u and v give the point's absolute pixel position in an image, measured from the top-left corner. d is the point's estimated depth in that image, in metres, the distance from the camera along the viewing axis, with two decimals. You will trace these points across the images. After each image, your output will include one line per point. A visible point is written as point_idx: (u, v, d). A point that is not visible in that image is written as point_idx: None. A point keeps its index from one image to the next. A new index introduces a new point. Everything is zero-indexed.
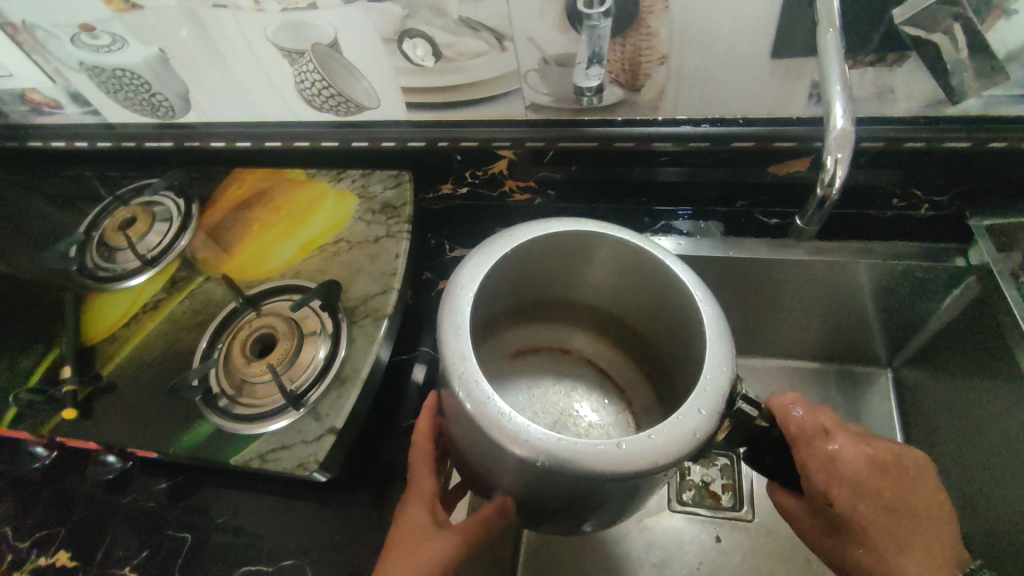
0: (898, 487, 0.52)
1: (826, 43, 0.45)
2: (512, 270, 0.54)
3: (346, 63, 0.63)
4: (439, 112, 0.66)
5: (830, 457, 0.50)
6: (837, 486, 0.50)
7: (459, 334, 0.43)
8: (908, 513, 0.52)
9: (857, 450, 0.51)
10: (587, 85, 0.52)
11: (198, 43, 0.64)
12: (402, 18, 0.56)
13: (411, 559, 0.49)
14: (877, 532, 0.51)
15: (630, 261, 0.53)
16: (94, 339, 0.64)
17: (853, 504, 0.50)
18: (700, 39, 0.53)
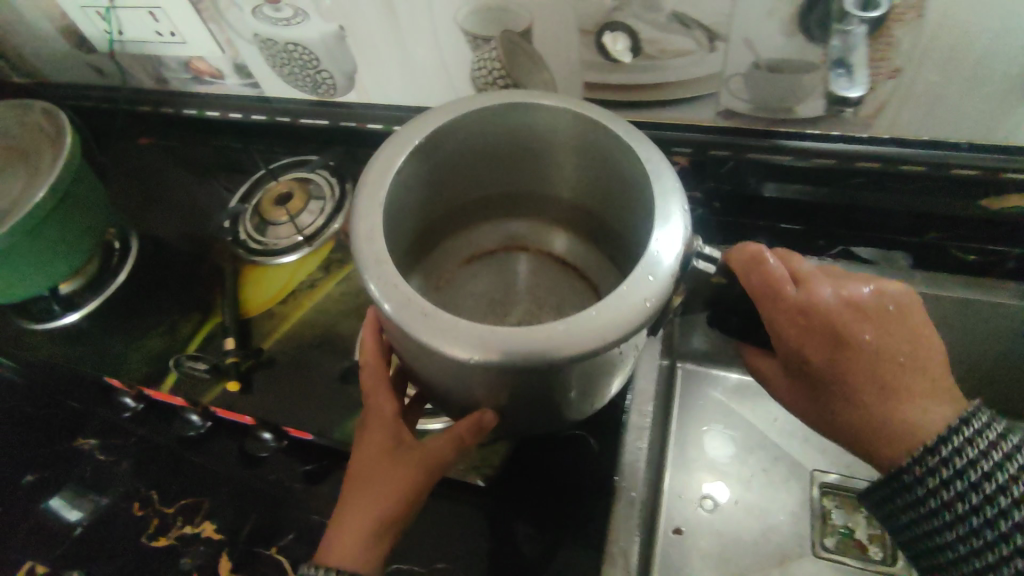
0: (879, 331, 0.48)
1: None
2: (440, 165, 0.51)
3: (532, 53, 0.60)
4: (620, 110, 0.63)
5: (800, 308, 0.49)
6: (801, 336, 0.50)
7: (369, 232, 0.40)
8: (920, 370, 0.47)
9: (831, 292, 0.50)
10: (846, 95, 0.52)
11: (378, 20, 0.62)
12: (610, 10, 0.53)
13: (373, 497, 0.46)
14: (856, 386, 0.48)
15: (586, 142, 0.49)
16: (253, 312, 0.65)
17: (821, 352, 0.49)
18: (947, 54, 0.48)
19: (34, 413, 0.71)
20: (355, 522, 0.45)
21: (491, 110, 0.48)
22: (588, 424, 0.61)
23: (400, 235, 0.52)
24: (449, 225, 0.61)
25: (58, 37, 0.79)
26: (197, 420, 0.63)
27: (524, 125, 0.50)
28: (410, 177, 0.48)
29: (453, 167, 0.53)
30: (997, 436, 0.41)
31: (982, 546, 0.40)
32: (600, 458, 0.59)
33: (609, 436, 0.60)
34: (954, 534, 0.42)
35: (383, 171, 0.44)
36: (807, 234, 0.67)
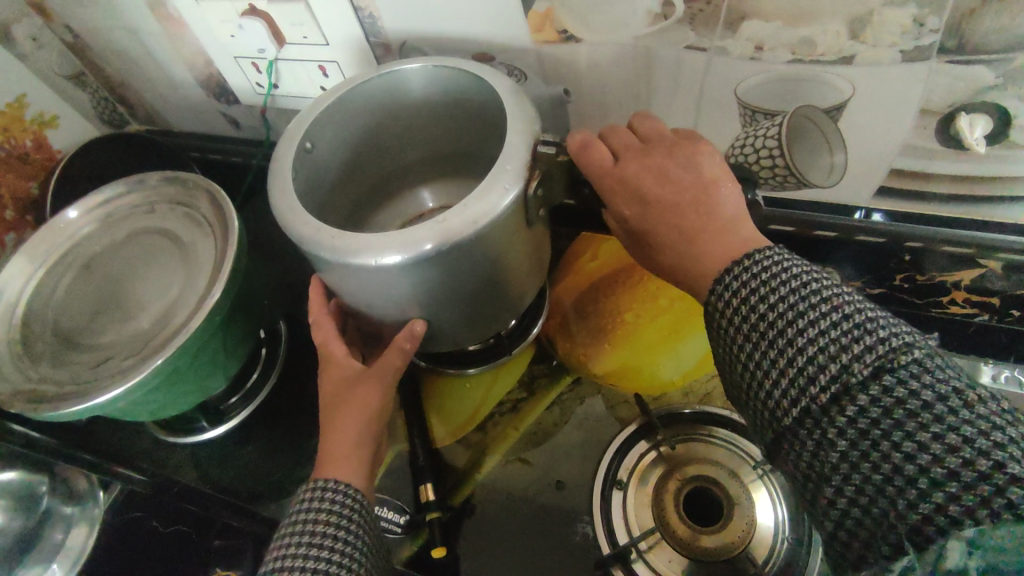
0: (702, 186, 0.37)
1: None
2: (352, 136, 0.49)
3: (830, 133, 0.46)
4: (935, 204, 0.48)
5: (621, 179, 0.38)
6: (623, 202, 0.39)
7: (278, 179, 0.42)
8: (681, 211, 0.36)
9: (699, 166, 0.38)
10: None
11: (622, 82, 0.49)
12: (988, 87, 0.39)
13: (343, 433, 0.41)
14: (673, 245, 0.36)
15: (444, 84, 0.47)
16: (442, 438, 0.51)
17: (645, 218, 0.38)
18: None
19: (159, 530, 0.54)
20: (328, 446, 0.40)
21: (374, 82, 0.46)
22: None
23: (326, 203, 0.50)
24: (384, 201, 0.57)
25: (194, 87, 0.68)
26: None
27: (401, 94, 0.48)
28: (324, 152, 0.47)
29: (372, 133, 0.51)
30: (784, 259, 0.32)
31: (800, 386, 0.29)
32: None
33: None
34: (779, 381, 0.30)
35: (290, 135, 0.44)
36: None
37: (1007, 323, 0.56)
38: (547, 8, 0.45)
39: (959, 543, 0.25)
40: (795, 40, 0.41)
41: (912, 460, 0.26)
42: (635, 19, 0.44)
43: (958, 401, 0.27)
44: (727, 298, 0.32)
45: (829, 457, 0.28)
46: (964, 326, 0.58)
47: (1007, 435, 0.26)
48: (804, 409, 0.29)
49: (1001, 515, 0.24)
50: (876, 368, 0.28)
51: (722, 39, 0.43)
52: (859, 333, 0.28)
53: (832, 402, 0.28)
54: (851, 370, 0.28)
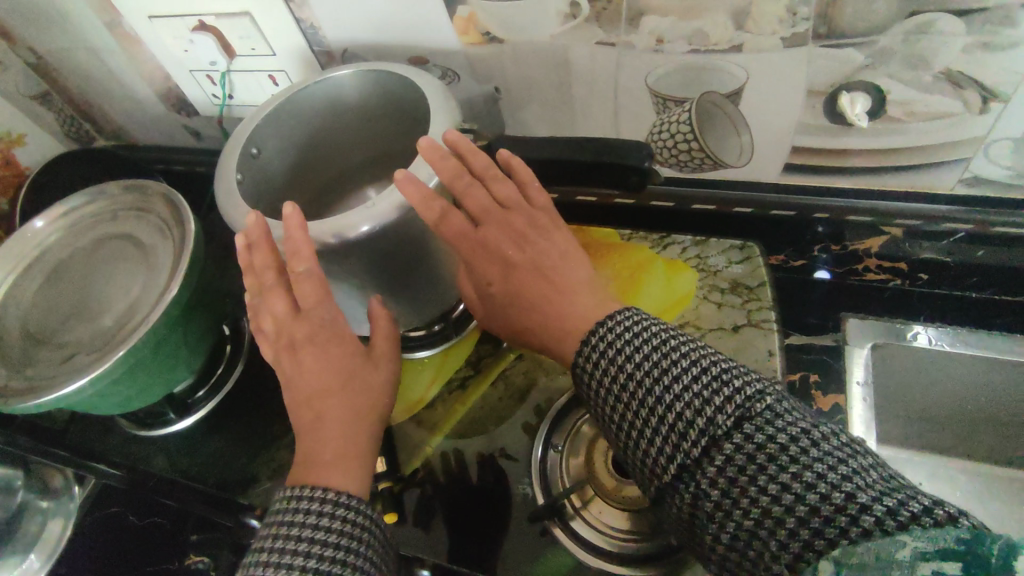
0: (561, 255, 0.48)
1: None
2: (298, 140, 0.53)
3: (734, 114, 0.51)
4: (836, 177, 0.53)
5: (482, 242, 0.47)
6: (482, 263, 0.48)
7: (224, 178, 0.46)
8: (535, 275, 0.47)
9: (548, 238, 0.48)
10: None
11: (546, 79, 0.53)
12: (860, 67, 0.44)
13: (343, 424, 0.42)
14: (532, 298, 0.46)
15: (376, 88, 0.51)
16: (396, 417, 0.55)
17: (507, 275, 0.48)
18: None
19: (136, 524, 0.57)
20: (329, 441, 0.41)
21: (314, 89, 0.50)
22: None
23: (276, 202, 0.54)
24: (337, 200, 0.61)
25: (156, 102, 0.71)
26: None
27: (341, 98, 0.52)
28: (270, 155, 0.51)
29: (313, 137, 0.54)
30: (653, 328, 0.39)
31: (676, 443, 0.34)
32: None
33: None
34: (660, 436, 0.35)
35: (234, 140, 0.48)
36: None
37: (916, 286, 0.61)
38: (469, 13, 0.49)
39: (829, 566, 0.28)
40: (690, 32, 0.45)
41: (774, 496, 0.31)
42: (548, 19, 0.48)
43: (805, 443, 0.32)
44: (611, 364, 0.38)
45: (709, 504, 0.33)
46: (881, 291, 0.62)
47: (848, 466, 0.30)
48: (682, 462, 0.34)
49: (859, 540, 0.28)
50: (737, 418, 0.33)
51: (626, 35, 0.47)
52: (718, 387, 0.34)
53: (704, 453, 0.33)
54: (716, 422, 0.33)
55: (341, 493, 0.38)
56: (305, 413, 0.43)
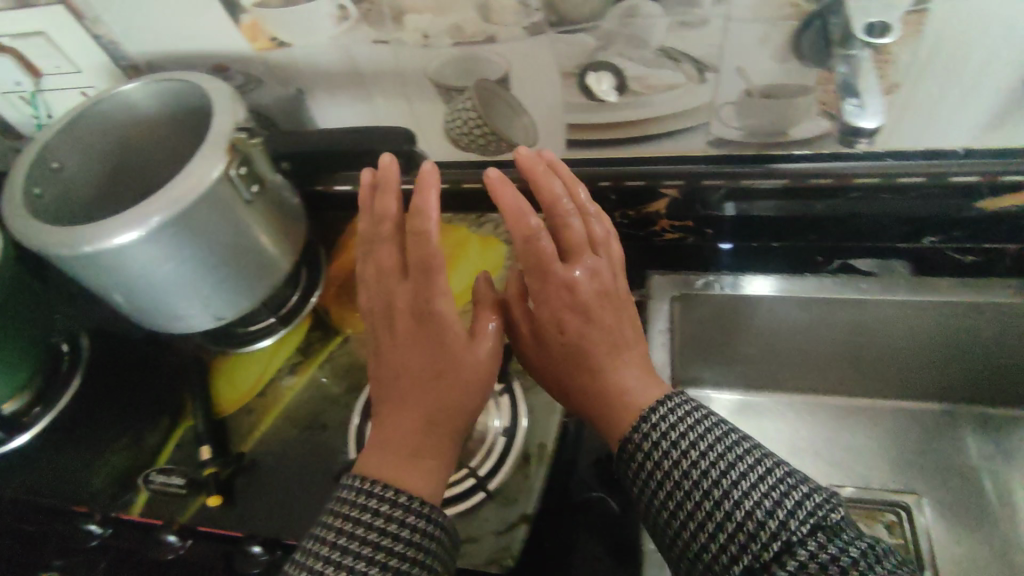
0: (614, 315, 0.47)
1: None
2: (103, 152, 0.55)
3: (510, 99, 0.57)
4: (609, 148, 0.60)
5: (563, 282, 0.46)
6: (562, 309, 0.47)
7: (12, 193, 0.48)
8: (597, 328, 0.46)
9: (611, 288, 0.48)
10: (861, 124, 0.43)
11: (342, 79, 0.58)
12: (594, 49, 0.50)
13: (416, 407, 0.43)
14: (588, 354, 0.46)
15: (170, 97, 0.53)
16: (227, 408, 0.59)
17: (583, 329, 0.46)
18: (947, 65, 0.47)
19: None
20: (406, 418, 0.43)
21: (107, 102, 0.53)
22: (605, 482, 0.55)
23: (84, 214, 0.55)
24: None
25: None
26: (262, 551, 0.50)
27: (138, 110, 0.54)
28: (73, 168, 0.53)
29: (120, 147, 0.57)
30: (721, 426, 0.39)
31: (728, 538, 0.34)
32: None
33: None
34: (722, 532, 0.35)
35: (24, 155, 0.50)
36: (799, 252, 0.67)
37: (705, 241, 0.68)
38: (253, 19, 0.53)
39: None
40: (448, 27, 0.51)
41: None
42: (324, 22, 0.52)
43: (870, 557, 0.32)
44: (668, 449, 0.38)
45: None
46: (679, 247, 0.70)
47: None
48: (747, 563, 0.33)
49: None
50: (810, 525, 0.33)
51: (395, 32, 0.52)
52: (785, 489, 0.35)
53: (773, 558, 0.33)
54: (790, 529, 0.33)
55: (414, 498, 0.39)
56: (388, 386, 0.45)
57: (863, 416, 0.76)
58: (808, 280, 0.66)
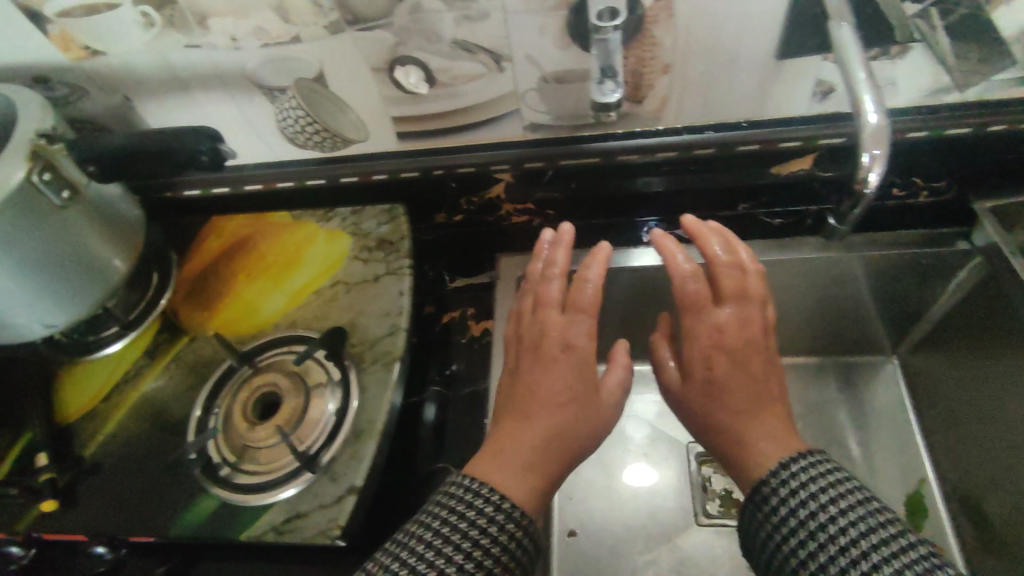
0: (765, 365, 0.52)
1: (847, 48, 0.43)
2: None
3: (332, 96, 0.60)
4: (436, 138, 0.63)
5: (745, 342, 0.52)
6: (721, 355, 0.51)
7: None
8: (738, 370, 0.51)
9: (737, 320, 0.53)
10: (603, 102, 0.48)
11: (165, 84, 0.59)
12: (394, 45, 0.54)
13: (531, 435, 0.48)
14: (768, 409, 0.49)
15: None
16: (72, 416, 0.60)
17: (731, 371, 0.51)
18: (704, 45, 0.52)
19: None
20: (511, 442, 0.48)
21: None
22: (452, 456, 0.62)
23: None
24: None
25: None
26: (106, 550, 0.52)
27: None
28: None
29: None
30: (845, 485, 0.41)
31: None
32: None
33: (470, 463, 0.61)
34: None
35: None
36: (633, 225, 0.72)
37: (548, 221, 0.73)
38: (60, 30, 0.54)
39: None
40: (252, 29, 0.53)
41: None
42: (131, 29, 0.53)
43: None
44: (794, 522, 0.40)
45: None
46: (527, 229, 0.74)
47: None
48: None
49: None
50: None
51: (204, 36, 0.54)
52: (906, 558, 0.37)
53: None
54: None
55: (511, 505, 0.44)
56: (518, 404, 0.50)
57: None
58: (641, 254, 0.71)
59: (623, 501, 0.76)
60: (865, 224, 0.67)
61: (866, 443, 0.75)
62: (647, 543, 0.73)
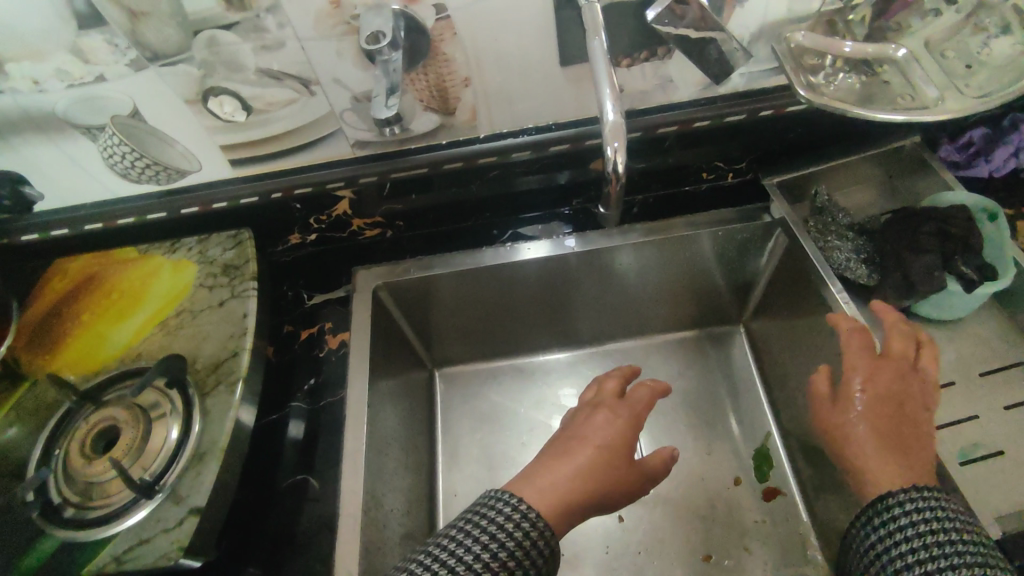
0: (917, 423, 0.50)
1: (594, 60, 0.47)
2: None
3: (153, 130, 0.61)
4: (268, 162, 0.65)
5: (897, 386, 0.52)
6: (883, 400, 0.51)
7: None
8: (909, 425, 0.50)
9: (886, 374, 0.52)
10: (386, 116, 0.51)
11: None
12: (200, 77, 0.56)
13: (553, 478, 0.54)
14: (915, 442, 0.49)
15: None
16: None
17: (878, 410, 0.50)
18: (494, 59, 0.57)
19: None
20: (551, 481, 0.53)
21: None
22: (308, 465, 0.63)
23: None
24: None
25: None
26: None
27: None
28: None
29: None
30: (943, 513, 0.42)
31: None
32: (327, 494, 0.62)
33: (331, 472, 0.63)
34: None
35: None
36: (480, 228, 0.76)
37: (400, 232, 0.77)
38: None
39: None
40: (53, 71, 0.54)
41: None
42: None
43: None
44: (893, 521, 0.43)
45: None
46: (382, 242, 0.78)
47: None
48: None
49: None
50: None
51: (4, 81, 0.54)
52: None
53: None
54: None
55: (521, 513, 0.48)
56: (569, 446, 0.58)
57: (582, 363, 0.90)
58: (492, 252, 0.74)
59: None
60: (681, 208, 0.73)
61: (716, 405, 0.83)
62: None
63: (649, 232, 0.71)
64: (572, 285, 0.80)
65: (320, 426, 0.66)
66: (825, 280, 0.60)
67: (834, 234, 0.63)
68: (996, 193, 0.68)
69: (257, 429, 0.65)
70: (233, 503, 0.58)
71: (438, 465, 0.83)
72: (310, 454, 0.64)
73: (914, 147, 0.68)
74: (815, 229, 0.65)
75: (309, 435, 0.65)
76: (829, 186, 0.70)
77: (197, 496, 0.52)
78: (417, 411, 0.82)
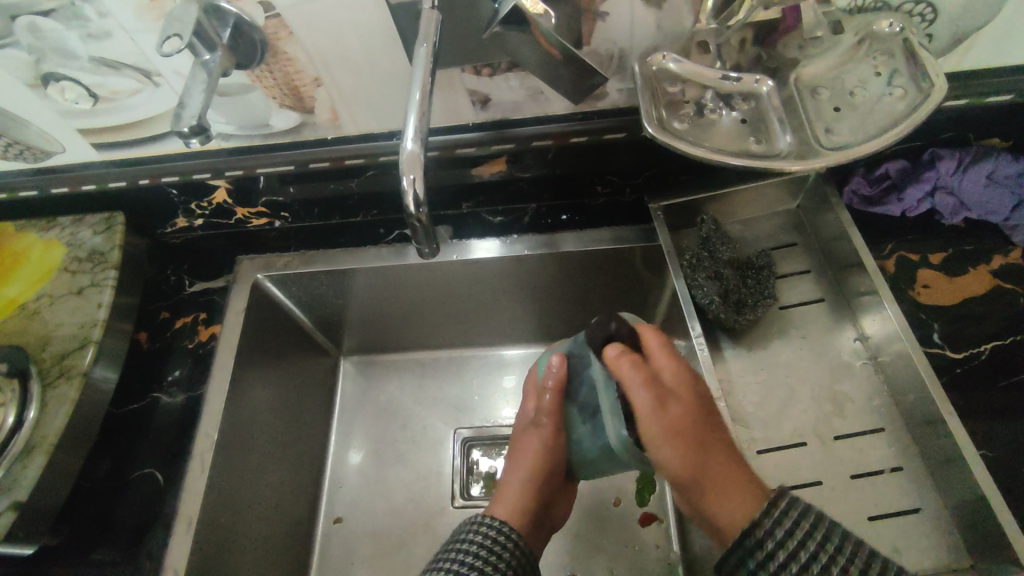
0: (722, 452, 0.45)
1: (416, 64, 0.42)
2: None
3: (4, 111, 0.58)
4: (132, 148, 0.63)
5: (698, 415, 0.46)
6: (687, 419, 0.45)
7: None
8: (712, 454, 0.45)
9: (679, 383, 0.47)
10: (181, 126, 0.44)
11: None
12: (35, 62, 0.53)
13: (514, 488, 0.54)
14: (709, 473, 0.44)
15: None
16: None
17: (696, 428, 0.45)
18: (341, 61, 0.53)
19: None
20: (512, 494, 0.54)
21: None
22: (157, 459, 0.63)
23: None
24: None
25: None
26: None
27: None
28: None
29: None
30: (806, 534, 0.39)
31: None
32: (168, 489, 0.61)
33: (177, 468, 0.63)
34: None
35: None
36: (367, 225, 0.74)
37: (287, 222, 0.75)
38: None
39: None
40: None
41: None
42: None
43: None
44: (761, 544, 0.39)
45: None
46: (271, 231, 0.76)
47: None
48: None
49: None
50: None
51: None
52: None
53: None
54: None
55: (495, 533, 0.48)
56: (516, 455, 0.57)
57: (483, 361, 0.86)
58: (371, 251, 0.72)
59: (384, 485, 0.78)
60: (575, 219, 0.70)
61: None
62: (400, 529, 0.75)
63: (535, 247, 0.67)
64: (462, 297, 0.77)
65: (177, 419, 0.65)
66: (687, 315, 0.57)
67: (704, 271, 0.60)
68: (904, 235, 0.62)
69: (106, 419, 0.65)
70: (74, 489, 0.61)
71: (327, 456, 0.81)
72: (160, 446, 0.64)
73: (820, 178, 0.63)
74: (689, 261, 0.61)
75: (163, 428, 0.65)
76: (718, 216, 0.66)
77: (18, 493, 0.54)
78: (310, 399, 0.80)
